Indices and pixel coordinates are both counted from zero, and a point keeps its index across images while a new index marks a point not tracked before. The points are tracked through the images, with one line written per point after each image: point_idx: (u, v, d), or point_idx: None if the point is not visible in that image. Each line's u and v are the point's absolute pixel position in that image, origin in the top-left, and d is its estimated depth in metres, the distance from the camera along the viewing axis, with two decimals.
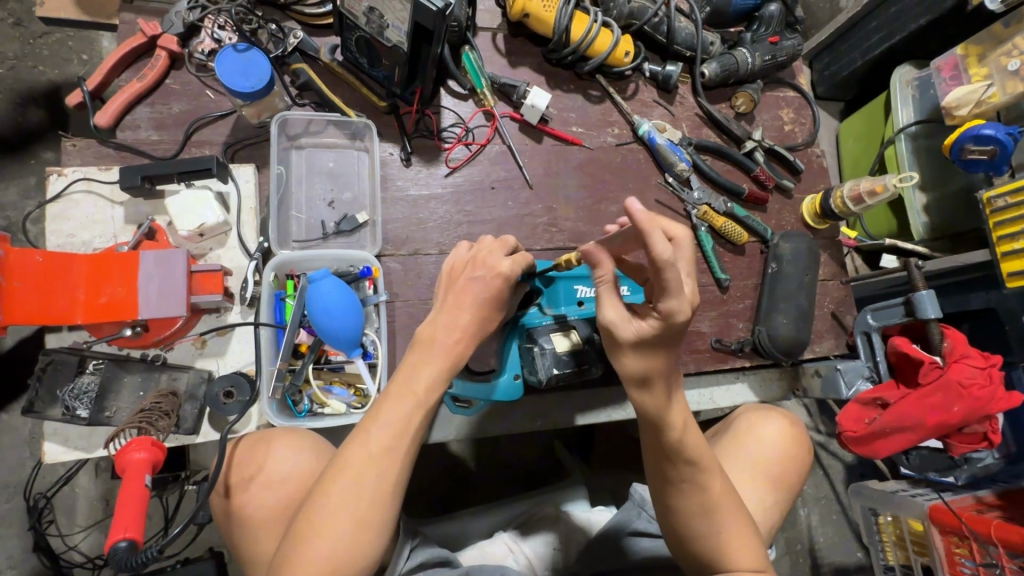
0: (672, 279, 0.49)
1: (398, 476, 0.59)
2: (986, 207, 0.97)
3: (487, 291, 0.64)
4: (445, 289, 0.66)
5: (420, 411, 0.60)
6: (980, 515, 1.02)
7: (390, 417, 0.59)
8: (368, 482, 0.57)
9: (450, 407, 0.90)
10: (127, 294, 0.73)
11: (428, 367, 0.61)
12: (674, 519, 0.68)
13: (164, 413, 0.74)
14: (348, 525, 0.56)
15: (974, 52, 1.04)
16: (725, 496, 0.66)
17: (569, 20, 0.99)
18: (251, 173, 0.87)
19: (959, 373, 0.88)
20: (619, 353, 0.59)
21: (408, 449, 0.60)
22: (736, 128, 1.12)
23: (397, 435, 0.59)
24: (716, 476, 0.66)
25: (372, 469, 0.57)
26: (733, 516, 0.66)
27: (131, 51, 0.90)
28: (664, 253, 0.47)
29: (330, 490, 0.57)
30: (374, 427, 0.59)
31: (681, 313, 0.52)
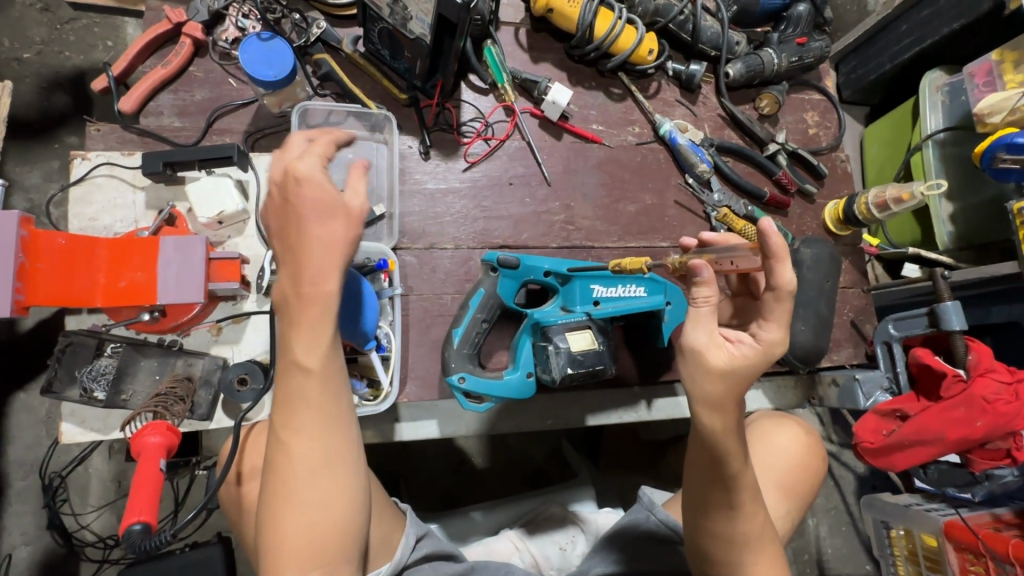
0: (785, 307, 0.56)
1: (342, 451, 0.57)
2: (1017, 218, 0.96)
3: (333, 214, 0.56)
4: (277, 230, 0.57)
5: (319, 381, 0.56)
6: (998, 533, 1.00)
7: (303, 404, 0.56)
8: (310, 462, 0.56)
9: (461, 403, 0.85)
10: (148, 278, 0.74)
11: (300, 337, 0.56)
12: (706, 547, 0.68)
13: (179, 398, 0.75)
14: (311, 507, 0.56)
15: (1009, 58, 1.01)
16: (761, 529, 0.66)
17: (593, 16, 0.98)
18: (271, 162, 0.88)
19: (984, 389, 0.85)
20: (697, 375, 0.58)
21: (337, 421, 0.57)
22: (760, 131, 1.10)
23: (309, 415, 0.56)
24: (756, 513, 0.65)
25: (309, 449, 0.56)
26: (764, 548, 0.66)
27: (157, 37, 0.90)
28: (788, 278, 0.55)
29: (280, 480, 0.56)
30: (286, 414, 0.56)
31: (776, 341, 0.57)
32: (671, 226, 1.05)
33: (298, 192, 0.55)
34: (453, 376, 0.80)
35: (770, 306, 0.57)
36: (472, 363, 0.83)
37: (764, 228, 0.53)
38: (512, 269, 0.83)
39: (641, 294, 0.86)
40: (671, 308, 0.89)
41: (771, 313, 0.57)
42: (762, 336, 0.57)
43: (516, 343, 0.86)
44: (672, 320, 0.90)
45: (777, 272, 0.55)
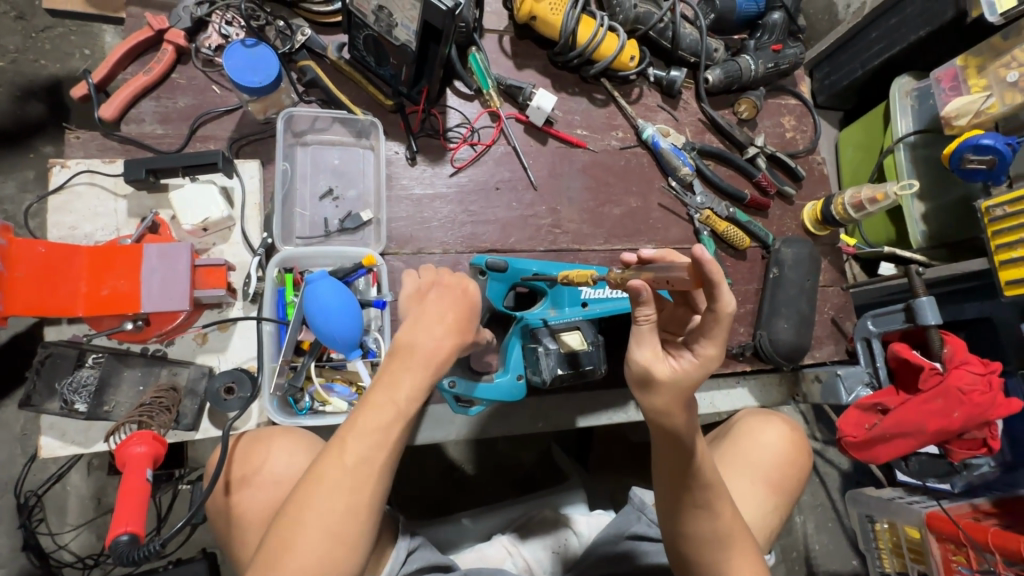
0: (723, 327, 0.55)
1: (373, 492, 0.57)
2: (985, 216, 1.00)
3: (458, 307, 0.63)
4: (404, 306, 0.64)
5: (397, 423, 0.58)
6: (977, 522, 1.03)
7: (373, 431, 0.58)
8: (343, 489, 0.56)
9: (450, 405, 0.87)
10: (130, 286, 0.72)
11: (404, 373, 0.59)
12: (685, 551, 0.68)
13: (165, 408, 0.73)
14: (323, 536, 0.55)
15: (973, 63, 1.06)
16: (735, 524, 0.67)
17: (575, 24, 0.99)
18: (256, 169, 0.87)
19: (959, 380, 0.87)
20: (649, 392, 0.59)
21: (387, 461, 0.58)
22: (739, 135, 1.13)
23: (374, 444, 0.57)
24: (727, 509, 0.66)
25: (353, 479, 0.56)
26: (741, 547, 0.67)
27: (139, 44, 0.89)
28: (728, 299, 0.53)
29: (310, 498, 0.56)
30: (354, 437, 0.57)
31: (712, 357, 0.57)
32: (656, 228, 1.07)
33: (436, 293, 0.64)
34: (444, 381, 0.81)
35: (707, 324, 0.56)
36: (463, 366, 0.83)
37: (698, 257, 0.49)
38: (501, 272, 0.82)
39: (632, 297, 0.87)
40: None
41: (708, 330, 0.56)
42: (698, 351, 0.57)
43: (505, 345, 0.86)
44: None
45: (715, 294, 0.52)
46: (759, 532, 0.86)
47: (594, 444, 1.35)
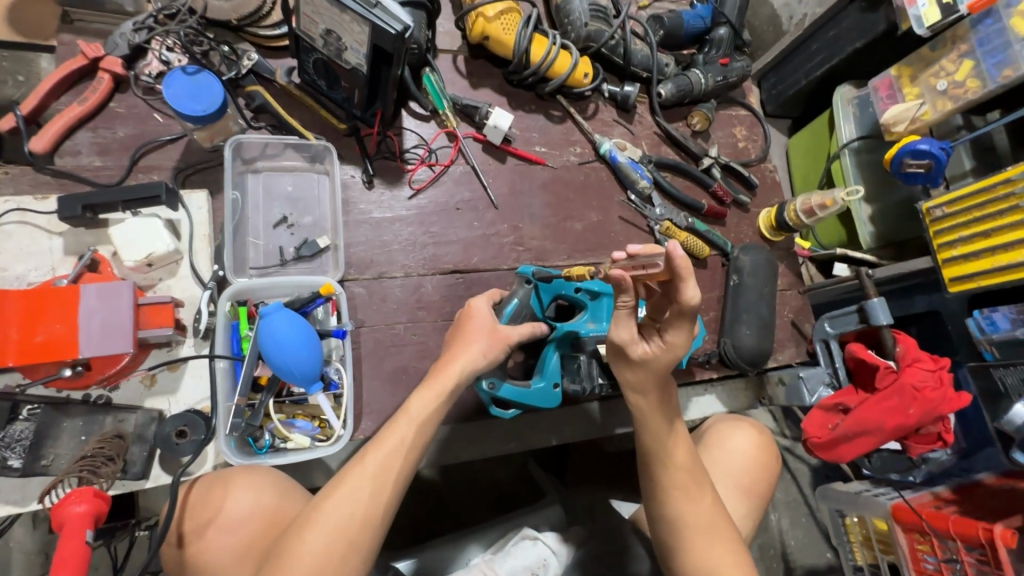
0: (687, 320, 0.61)
1: (387, 500, 0.65)
2: (926, 217, 1.06)
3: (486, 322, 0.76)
4: (454, 330, 0.78)
5: (413, 428, 0.68)
6: (939, 511, 1.07)
7: (391, 443, 0.66)
8: (360, 496, 0.63)
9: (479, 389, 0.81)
10: (68, 330, 0.68)
11: (420, 392, 0.70)
12: (667, 538, 0.72)
13: (108, 458, 0.68)
14: (333, 540, 0.60)
15: (905, 73, 1.11)
16: (715, 513, 0.72)
17: (528, 43, 1.00)
18: (204, 200, 0.83)
19: (913, 377, 0.90)
20: (623, 364, 0.69)
21: (401, 470, 0.66)
22: (693, 146, 1.15)
23: (391, 454, 0.66)
24: (691, 492, 0.72)
25: (372, 486, 0.64)
26: (722, 540, 0.71)
27: (72, 73, 0.85)
28: (692, 296, 0.56)
29: (326, 502, 0.62)
30: (374, 449, 0.66)
31: (678, 344, 0.64)
32: (618, 241, 1.08)
33: (475, 314, 0.77)
34: (484, 382, 0.79)
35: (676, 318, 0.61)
36: (500, 370, 0.82)
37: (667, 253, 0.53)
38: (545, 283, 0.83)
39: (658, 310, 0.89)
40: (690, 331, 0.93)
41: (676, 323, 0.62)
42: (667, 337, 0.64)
43: (544, 353, 0.85)
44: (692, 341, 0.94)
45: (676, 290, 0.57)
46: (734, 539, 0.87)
47: (570, 457, 1.34)
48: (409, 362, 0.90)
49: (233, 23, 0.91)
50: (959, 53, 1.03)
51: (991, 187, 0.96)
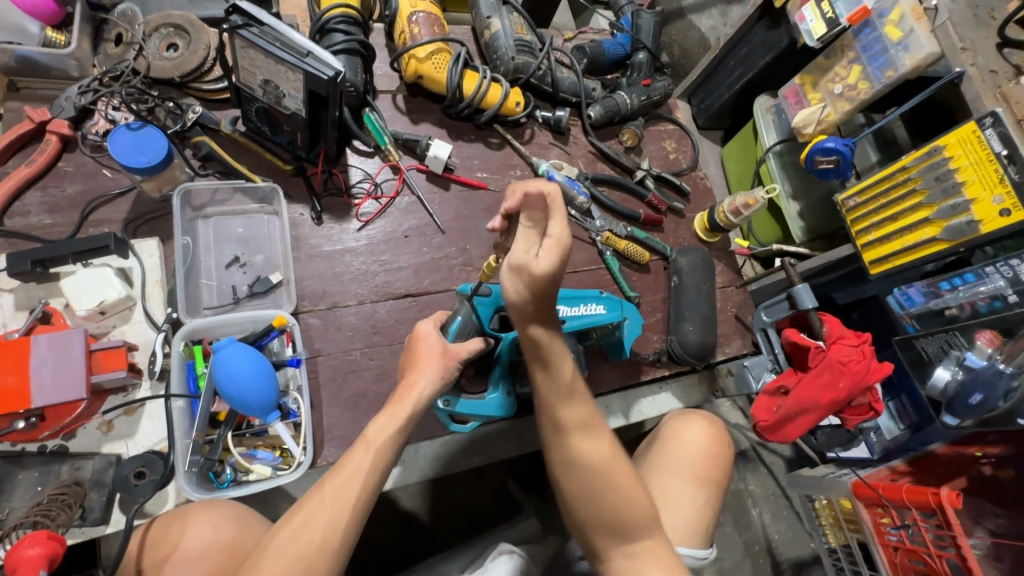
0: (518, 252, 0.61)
1: (346, 527, 0.65)
2: (842, 208, 1.15)
3: (436, 348, 0.78)
4: (406, 356, 0.80)
5: (370, 454, 0.68)
6: (894, 483, 1.11)
7: (348, 471, 0.67)
8: (316, 525, 0.63)
9: (439, 415, 0.88)
10: (18, 382, 0.69)
11: (381, 417, 0.71)
12: (582, 481, 0.72)
13: (66, 505, 0.69)
14: (290, 567, 0.60)
15: (808, 81, 1.24)
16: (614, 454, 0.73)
17: (459, 78, 1.08)
18: (154, 246, 0.87)
19: (838, 353, 0.97)
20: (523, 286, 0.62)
21: (361, 496, 0.66)
22: (626, 161, 1.24)
23: (346, 481, 0.66)
24: (600, 440, 0.73)
25: (329, 513, 0.64)
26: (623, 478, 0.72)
27: (19, 138, 0.89)
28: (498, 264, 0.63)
29: (284, 532, 0.63)
30: (332, 478, 0.67)
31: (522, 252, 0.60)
32: None
33: (423, 338, 0.78)
34: (439, 404, 0.83)
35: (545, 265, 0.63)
36: (455, 387, 0.87)
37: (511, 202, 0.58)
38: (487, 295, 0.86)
39: (599, 311, 0.93)
40: (628, 323, 0.98)
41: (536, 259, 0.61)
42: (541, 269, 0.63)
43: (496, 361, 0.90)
44: (631, 332, 0.99)
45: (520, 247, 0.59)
46: (695, 528, 0.90)
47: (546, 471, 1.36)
48: (368, 386, 0.93)
49: (176, 80, 0.96)
50: (848, 60, 1.15)
51: (891, 175, 1.06)
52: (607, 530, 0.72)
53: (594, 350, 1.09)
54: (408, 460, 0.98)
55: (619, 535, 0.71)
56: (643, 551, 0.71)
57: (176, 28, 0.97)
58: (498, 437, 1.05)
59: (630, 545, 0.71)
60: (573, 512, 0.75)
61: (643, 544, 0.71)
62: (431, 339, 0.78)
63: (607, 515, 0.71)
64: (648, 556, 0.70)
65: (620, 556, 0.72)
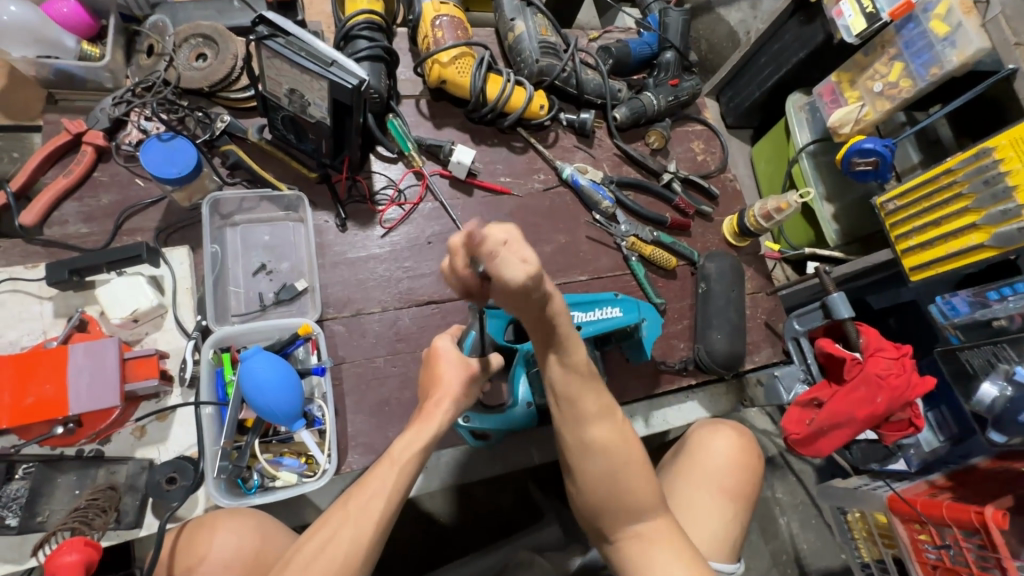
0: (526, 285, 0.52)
1: (370, 542, 0.64)
2: (880, 211, 1.10)
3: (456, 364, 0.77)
4: (424, 373, 0.78)
5: (394, 471, 0.68)
6: (934, 499, 1.06)
7: (373, 487, 0.67)
8: (342, 539, 0.63)
9: (466, 437, 0.94)
10: (56, 390, 0.72)
11: (406, 432, 0.72)
12: (592, 463, 0.70)
13: (101, 510, 0.71)
14: None
15: (845, 78, 1.18)
16: (629, 441, 0.71)
17: (483, 82, 1.07)
18: (185, 255, 0.89)
19: (876, 366, 0.93)
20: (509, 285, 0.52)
21: (385, 511, 0.66)
22: (652, 164, 1.21)
23: (372, 498, 0.66)
24: (606, 424, 0.70)
25: (353, 530, 0.64)
26: (636, 468, 0.70)
27: (57, 149, 0.91)
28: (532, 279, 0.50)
29: (307, 548, 0.63)
30: (357, 493, 0.66)
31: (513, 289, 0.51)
32: (586, 260, 1.13)
33: (442, 356, 0.77)
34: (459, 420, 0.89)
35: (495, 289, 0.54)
36: (477, 403, 0.91)
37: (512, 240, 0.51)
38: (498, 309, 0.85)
39: (618, 314, 0.91)
40: (647, 323, 0.96)
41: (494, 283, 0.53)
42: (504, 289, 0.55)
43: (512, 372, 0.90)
44: (651, 333, 0.96)
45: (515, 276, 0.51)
46: (722, 543, 0.87)
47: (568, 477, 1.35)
48: (391, 393, 0.93)
49: (205, 90, 0.97)
50: (889, 57, 1.09)
51: (936, 177, 1.00)
52: (615, 513, 0.71)
53: (618, 357, 1.07)
54: (431, 466, 0.98)
55: (628, 516, 0.70)
56: (650, 534, 0.70)
57: (205, 38, 0.99)
58: (520, 445, 1.04)
59: (637, 528, 0.70)
60: (582, 494, 0.73)
61: (649, 526, 0.70)
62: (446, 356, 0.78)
63: (618, 499, 0.70)
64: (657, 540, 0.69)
65: (628, 538, 0.71)
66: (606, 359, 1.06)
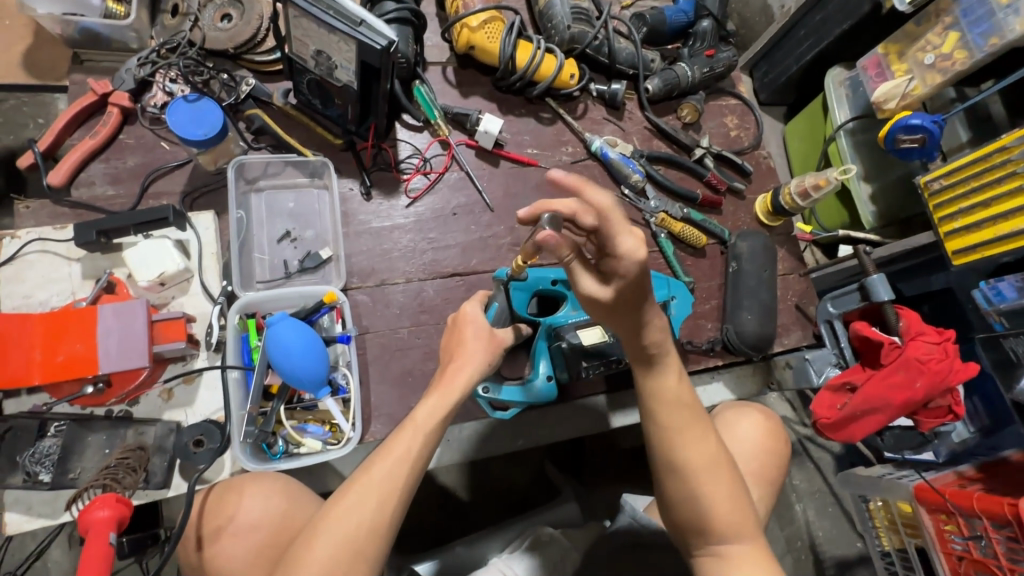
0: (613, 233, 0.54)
1: (394, 508, 0.64)
2: (924, 191, 1.04)
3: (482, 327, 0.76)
4: (449, 338, 0.77)
5: (418, 438, 0.67)
6: (963, 489, 1.01)
7: (398, 452, 0.66)
8: (365, 508, 0.63)
9: (483, 407, 0.92)
10: (87, 349, 0.72)
11: (427, 400, 0.70)
12: (678, 483, 0.69)
13: (131, 469, 0.71)
14: (338, 549, 0.60)
15: (893, 50, 1.11)
16: (718, 458, 0.70)
17: (513, 49, 1.03)
18: (211, 220, 0.88)
19: (917, 350, 0.90)
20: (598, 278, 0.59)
21: (408, 478, 0.66)
22: (684, 138, 1.17)
23: (397, 464, 0.66)
24: (696, 441, 0.69)
25: (377, 498, 0.63)
26: (723, 486, 0.69)
27: (83, 110, 0.91)
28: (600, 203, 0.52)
29: (332, 513, 0.63)
30: (381, 458, 0.66)
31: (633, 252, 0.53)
32: None
33: (470, 320, 0.75)
34: (480, 390, 0.85)
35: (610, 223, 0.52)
36: (497, 375, 0.88)
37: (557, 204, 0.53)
38: (522, 280, 0.86)
39: None
40: (676, 302, 0.94)
41: (614, 231, 0.53)
42: (621, 249, 0.53)
43: (534, 347, 0.90)
44: (680, 313, 0.94)
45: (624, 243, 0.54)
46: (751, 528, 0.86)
47: (586, 456, 1.35)
48: (414, 365, 0.93)
49: (230, 52, 0.96)
50: (943, 26, 1.03)
51: (986, 156, 0.94)
52: (699, 533, 0.69)
53: None
54: (452, 439, 0.98)
55: (708, 537, 0.69)
56: (732, 556, 0.68)
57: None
58: (542, 421, 1.03)
59: (717, 548, 0.69)
60: (666, 512, 0.73)
61: (732, 549, 0.69)
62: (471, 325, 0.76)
63: (702, 518, 0.69)
64: (739, 562, 0.68)
65: (709, 559, 0.70)
66: None
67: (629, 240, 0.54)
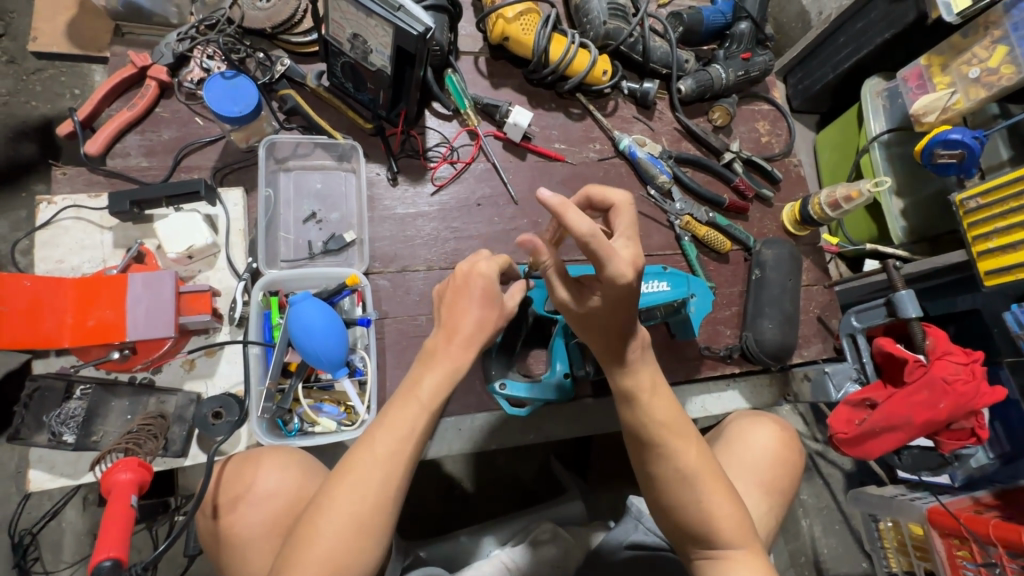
0: (601, 247, 0.52)
1: (399, 484, 0.62)
2: (959, 208, 1.00)
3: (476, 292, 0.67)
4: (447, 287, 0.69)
5: (424, 416, 0.64)
6: (979, 515, 0.98)
7: (400, 425, 0.63)
8: (372, 482, 0.61)
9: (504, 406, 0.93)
10: (116, 316, 0.74)
11: (428, 374, 0.64)
12: (666, 489, 0.67)
13: (152, 435, 0.73)
14: (346, 523, 0.59)
15: (936, 62, 1.07)
16: (703, 462, 0.67)
17: (547, 42, 1.02)
18: (239, 197, 0.89)
19: (943, 370, 0.89)
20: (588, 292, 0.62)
21: (411, 456, 0.63)
22: (715, 141, 1.15)
23: (401, 439, 0.62)
24: (692, 446, 0.67)
25: (383, 472, 0.61)
26: (715, 486, 0.67)
27: (122, 81, 0.92)
28: (584, 227, 0.51)
29: (337, 488, 0.61)
30: (384, 430, 0.63)
31: (622, 276, 0.54)
32: (637, 236, 1.09)
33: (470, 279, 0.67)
34: (494, 384, 0.88)
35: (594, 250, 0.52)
36: (511, 370, 0.90)
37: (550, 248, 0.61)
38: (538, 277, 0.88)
39: (664, 289, 0.88)
40: (695, 300, 0.92)
41: (602, 256, 0.53)
42: (605, 273, 0.54)
43: (552, 345, 0.92)
44: (699, 310, 0.93)
45: (618, 258, 0.54)
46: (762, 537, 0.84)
47: (593, 455, 1.34)
48: None
49: (267, 31, 0.97)
50: (992, 40, 1.00)
51: None
52: (696, 538, 0.67)
53: (659, 329, 1.06)
54: (461, 429, 0.98)
55: (706, 541, 0.67)
56: (733, 559, 0.66)
57: None
58: (553, 417, 1.02)
59: (716, 552, 0.67)
60: (663, 520, 0.70)
61: (733, 552, 0.67)
62: (463, 287, 0.68)
63: (694, 524, 0.67)
64: (738, 565, 0.66)
65: (707, 562, 0.68)
66: (649, 337, 1.05)
67: (616, 257, 0.54)
